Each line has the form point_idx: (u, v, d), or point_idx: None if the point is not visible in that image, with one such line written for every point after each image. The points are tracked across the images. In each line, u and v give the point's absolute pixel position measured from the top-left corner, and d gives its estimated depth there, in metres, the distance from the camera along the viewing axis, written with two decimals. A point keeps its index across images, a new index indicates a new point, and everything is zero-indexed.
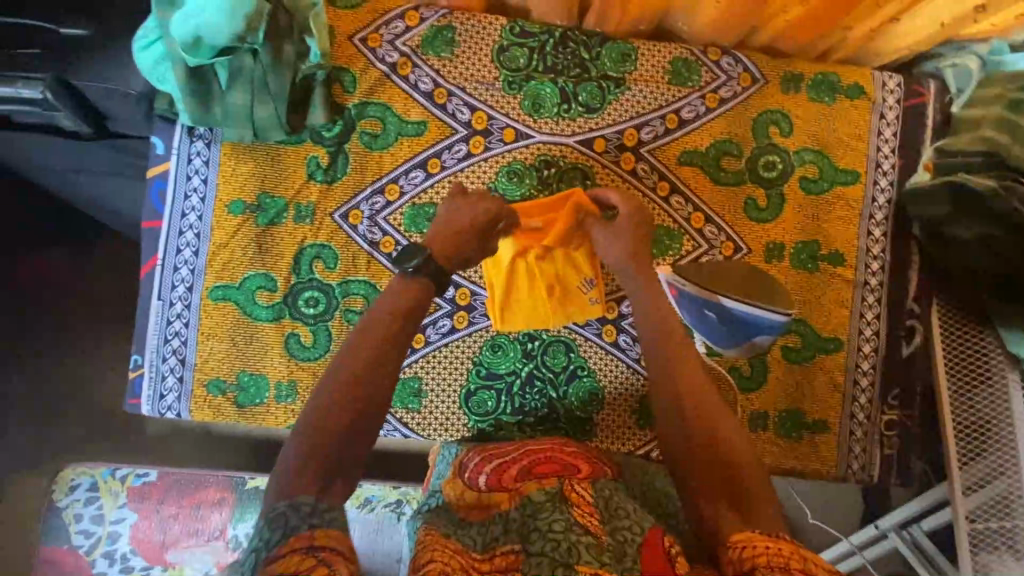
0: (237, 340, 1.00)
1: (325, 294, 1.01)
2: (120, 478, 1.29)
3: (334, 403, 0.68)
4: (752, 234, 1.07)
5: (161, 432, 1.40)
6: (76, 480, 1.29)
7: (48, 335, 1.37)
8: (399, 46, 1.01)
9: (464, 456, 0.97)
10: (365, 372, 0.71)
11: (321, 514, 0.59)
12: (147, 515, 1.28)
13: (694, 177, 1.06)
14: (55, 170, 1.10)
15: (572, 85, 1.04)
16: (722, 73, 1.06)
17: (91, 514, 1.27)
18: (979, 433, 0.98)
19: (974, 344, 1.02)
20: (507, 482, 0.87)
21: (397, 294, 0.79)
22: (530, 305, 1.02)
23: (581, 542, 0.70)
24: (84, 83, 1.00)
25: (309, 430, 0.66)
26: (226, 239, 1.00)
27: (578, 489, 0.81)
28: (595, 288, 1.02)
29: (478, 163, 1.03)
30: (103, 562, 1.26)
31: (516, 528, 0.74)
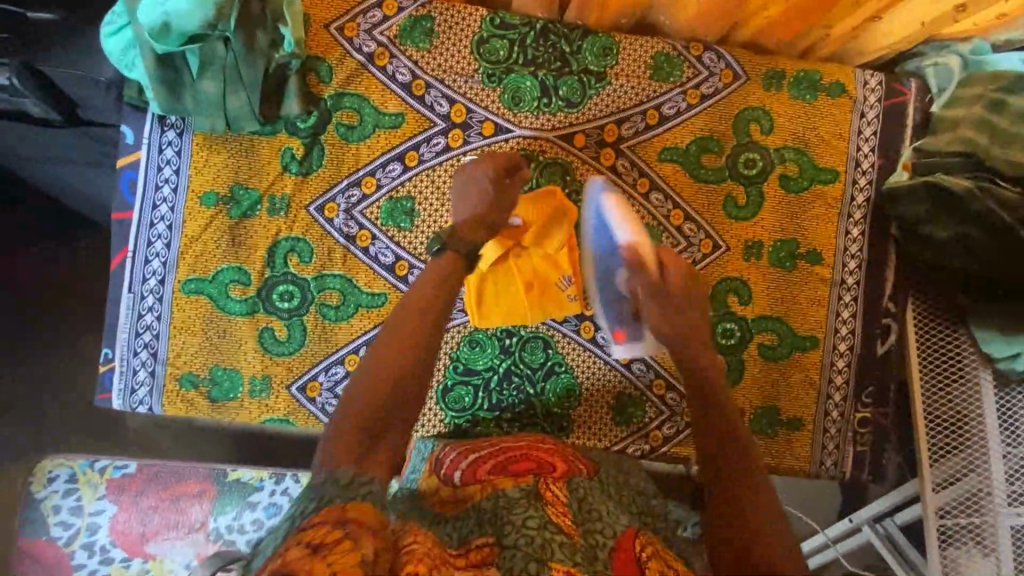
0: (210, 334, 0.99)
1: (300, 289, 1.00)
2: (99, 470, 1.28)
3: (381, 376, 0.73)
4: (731, 232, 1.07)
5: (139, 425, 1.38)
6: (54, 472, 1.27)
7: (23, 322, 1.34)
8: (376, 36, 0.99)
9: (440, 452, 0.96)
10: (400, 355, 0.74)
11: (358, 487, 0.61)
12: (128, 507, 1.27)
13: (674, 174, 1.05)
14: (24, 159, 1.07)
15: (552, 78, 1.02)
16: (704, 69, 1.05)
17: (70, 506, 1.25)
18: (951, 432, 1.00)
19: (948, 344, 1.04)
20: (482, 476, 0.87)
21: (433, 268, 0.83)
22: (508, 298, 1.01)
23: (555, 539, 0.70)
24: (53, 68, 0.98)
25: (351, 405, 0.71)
26: (199, 232, 0.98)
27: (554, 490, 0.81)
28: (574, 284, 1.03)
29: (457, 158, 1.02)
30: (83, 553, 1.25)
31: (490, 522, 0.75)
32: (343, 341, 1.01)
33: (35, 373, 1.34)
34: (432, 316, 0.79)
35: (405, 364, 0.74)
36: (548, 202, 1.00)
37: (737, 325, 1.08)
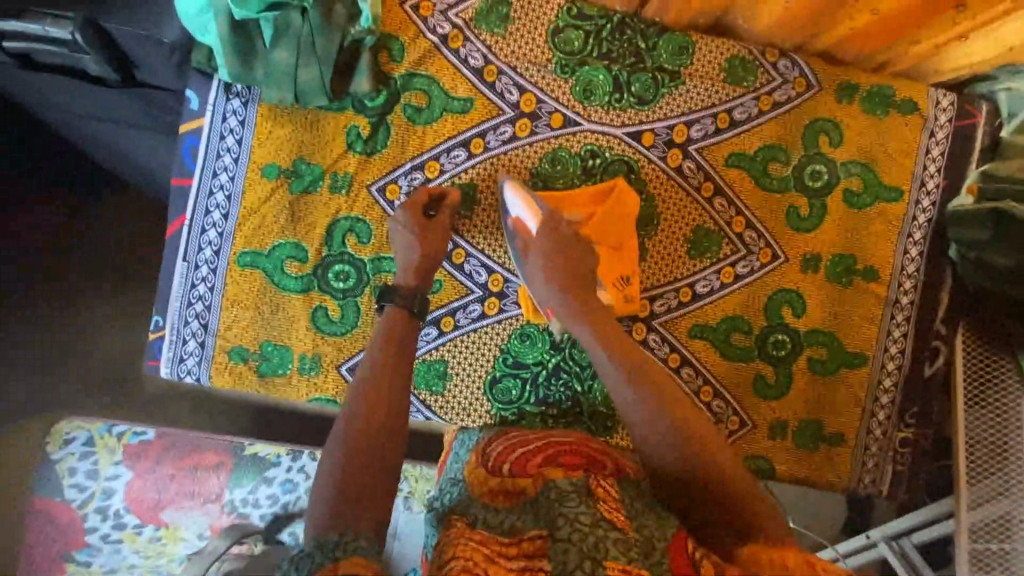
0: (263, 308, 0.97)
1: (356, 269, 0.99)
2: (116, 436, 1.27)
3: (355, 435, 0.71)
4: (790, 243, 1.06)
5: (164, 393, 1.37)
6: (72, 434, 1.26)
7: (55, 280, 1.34)
8: (451, 17, 0.97)
9: (487, 443, 0.96)
10: (375, 403, 0.75)
11: (347, 544, 0.59)
12: (143, 473, 1.26)
13: (738, 180, 1.04)
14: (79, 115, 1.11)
15: (626, 74, 1.00)
16: (779, 75, 1.03)
17: (85, 469, 1.25)
18: (994, 458, 0.99)
19: (995, 371, 1.02)
20: (531, 470, 0.86)
21: (396, 329, 0.85)
22: None
23: (608, 536, 0.67)
24: (114, 26, 0.95)
25: (333, 467, 0.69)
26: (258, 205, 0.96)
27: (603, 485, 0.79)
28: (629, 284, 1.01)
29: (523, 148, 1.00)
30: (95, 517, 1.24)
31: (542, 517, 0.72)
32: None
33: (71, 330, 1.34)
34: (397, 367, 0.80)
35: (372, 426, 0.73)
36: (605, 192, 1.00)
37: (788, 336, 1.07)
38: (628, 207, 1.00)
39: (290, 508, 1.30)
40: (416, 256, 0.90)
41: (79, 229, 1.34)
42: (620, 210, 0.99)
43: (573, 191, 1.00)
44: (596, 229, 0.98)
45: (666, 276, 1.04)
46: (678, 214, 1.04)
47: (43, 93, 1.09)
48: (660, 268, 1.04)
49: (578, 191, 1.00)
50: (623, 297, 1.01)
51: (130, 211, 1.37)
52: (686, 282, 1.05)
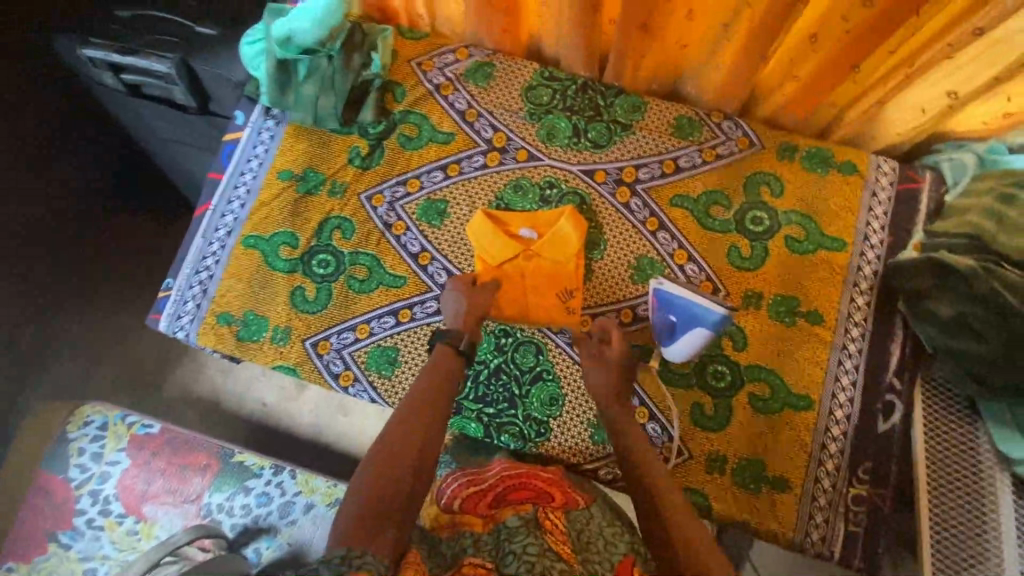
0: (254, 283, 1.15)
1: (336, 259, 1.16)
2: (127, 424, 1.44)
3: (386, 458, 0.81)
4: (733, 280, 1.12)
5: (178, 396, 1.77)
6: (91, 417, 1.44)
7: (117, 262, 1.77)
8: (446, 72, 1.22)
9: (442, 481, 0.95)
10: (410, 434, 0.85)
11: (353, 559, 0.63)
12: (139, 464, 1.40)
13: (683, 219, 1.15)
14: (168, 135, 1.58)
15: (584, 123, 1.19)
16: (722, 134, 1.18)
17: (92, 451, 1.40)
18: (964, 543, 0.96)
19: (962, 437, 1.02)
20: (482, 509, 0.86)
21: (437, 362, 0.97)
22: (516, 294, 1.11)
23: (555, 566, 0.72)
24: (200, 66, 1.31)
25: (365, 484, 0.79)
26: (269, 199, 1.18)
27: (553, 519, 0.84)
28: (574, 299, 1.11)
29: (491, 175, 1.18)
30: (87, 499, 1.37)
31: (490, 549, 0.77)
32: (360, 311, 1.14)
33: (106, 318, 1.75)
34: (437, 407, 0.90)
35: (409, 452, 0.83)
36: (566, 216, 1.12)
37: (727, 368, 1.09)
38: (577, 233, 1.12)
39: (259, 522, 1.37)
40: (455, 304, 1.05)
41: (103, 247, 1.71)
42: (562, 242, 1.11)
43: (532, 215, 1.14)
44: (550, 245, 1.11)
45: (607, 297, 1.13)
46: (623, 242, 1.14)
47: (145, 117, 1.52)
48: (602, 289, 1.13)
49: (538, 213, 1.14)
50: (566, 309, 1.11)
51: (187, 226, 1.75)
52: (626, 305, 1.12)
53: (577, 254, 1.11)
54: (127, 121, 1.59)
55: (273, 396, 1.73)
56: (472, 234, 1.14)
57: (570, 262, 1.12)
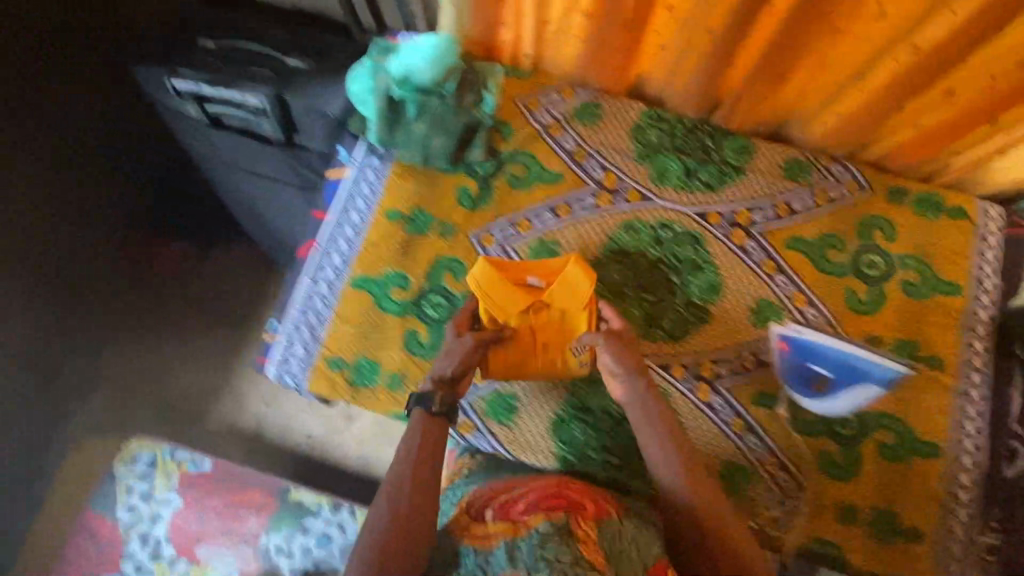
0: (366, 326, 1.12)
1: (448, 301, 1.14)
2: (177, 461, 1.36)
3: (399, 487, 0.90)
4: (852, 325, 1.13)
5: (217, 429, 1.66)
6: (139, 454, 1.36)
7: (167, 285, 1.70)
8: (552, 112, 1.21)
9: (471, 494, 0.95)
10: (419, 460, 0.92)
11: None
12: (191, 504, 1.33)
13: (800, 262, 1.15)
14: (229, 164, 1.46)
15: (696, 165, 1.18)
16: (832, 177, 1.18)
17: (141, 491, 1.33)
18: None
19: None
20: (514, 516, 0.86)
21: (416, 429, 0.95)
22: (521, 350, 1.07)
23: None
24: (295, 100, 1.27)
25: (380, 513, 0.88)
26: (379, 239, 1.16)
27: (585, 527, 0.84)
28: (587, 352, 1.06)
29: (603, 216, 1.17)
30: (137, 542, 1.30)
31: (525, 558, 0.79)
32: None
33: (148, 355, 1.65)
34: (438, 426, 0.96)
35: (411, 539, 0.86)
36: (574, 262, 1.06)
37: (855, 416, 1.08)
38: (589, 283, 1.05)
39: (320, 565, 1.29)
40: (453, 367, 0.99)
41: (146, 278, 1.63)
42: (570, 293, 1.05)
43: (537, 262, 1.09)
44: (557, 294, 1.06)
45: (728, 341, 1.11)
46: (740, 286, 1.13)
47: (219, 146, 1.44)
48: (722, 333, 1.12)
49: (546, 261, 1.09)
50: (580, 362, 1.06)
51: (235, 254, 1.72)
52: (747, 349, 1.11)
53: (588, 304, 1.05)
54: (194, 148, 1.52)
55: (322, 429, 1.66)
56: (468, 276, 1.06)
57: (578, 315, 1.06)
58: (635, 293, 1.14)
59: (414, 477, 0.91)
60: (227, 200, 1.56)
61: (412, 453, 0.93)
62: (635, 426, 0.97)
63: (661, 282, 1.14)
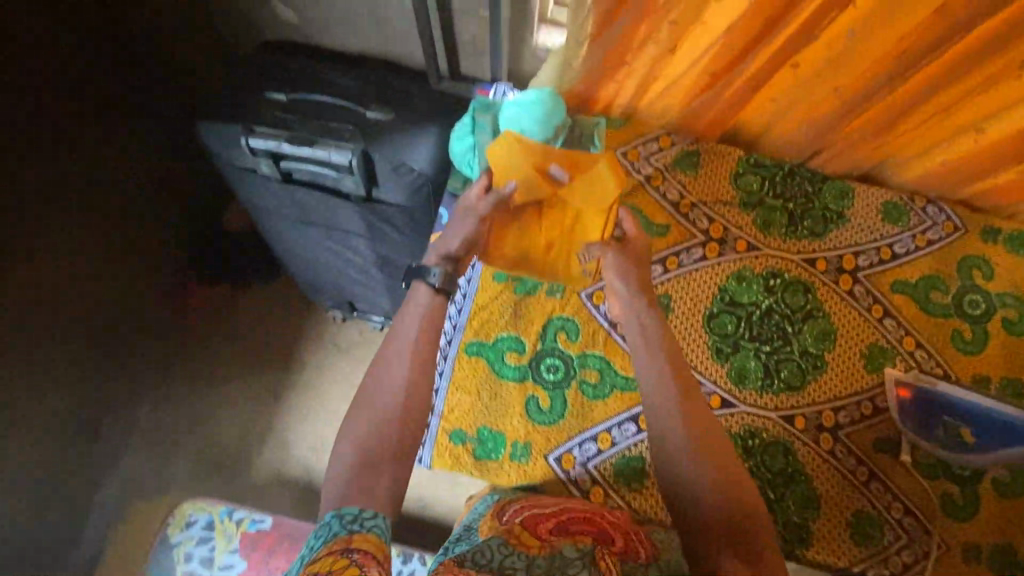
0: (484, 395, 1.08)
1: (565, 364, 1.10)
2: (235, 521, 1.28)
3: (388, 401, 0.89)
4: (961, 365, 1.14)
5: (269, 479, 1.75)
6: (194, 516, 1.29)
7: (242, 336, 1.85)
8: (652, 162, 1.20)
9: (502, 505, 0.95)
10: (417, 375, 0.91)
11: (363, 522, 0.75)
12: (256, 566, 1.25)
13: (906, 305, 1.16)
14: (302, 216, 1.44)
15: (799, 212, 1.19)
16: (928, 218, 1.20)
17: (201, 555, 1.25)
18: None
19: None
20: (542, 531, 0.84)
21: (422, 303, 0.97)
22: (527, 240, 1.06)
23: None
24: (381, 155, 1.21)
25: (370, 425, 0.87)
26: (489, 302, 1.12)
27: (608, 561, 0.77)
28: (592, 262, 1.07)
29: (712, 267, 1.16)
30: None
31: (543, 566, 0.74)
32: (599, 420, 1.08)
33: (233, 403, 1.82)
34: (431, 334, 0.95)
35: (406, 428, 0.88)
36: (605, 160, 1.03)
37: None
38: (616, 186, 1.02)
39: None
40: (460, 245, 1.00)
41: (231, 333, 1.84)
42: (592, 191, 1.02)
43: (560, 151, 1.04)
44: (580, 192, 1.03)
45: (846, 389, 1.12)
46: (851, 333, 1.14)
47: (284, 199, 1.39)
48: (839, 381, 1.12)
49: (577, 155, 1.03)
50: (580, 269, 1.09)
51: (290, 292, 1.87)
52: (865, 397, 1.12)
53: (608, 208, 1.02)
54: (253, 199, 1.45)
55: None
56: (489, 153, 1.01)
57: (598, 213, 1.03)
58: (752, 345, 1.13)
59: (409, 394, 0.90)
60: (285, 253, 1.65)
61: (409, 364, 0.92)
62: (637, 346, 0.97)
63: (776, 332, 1.14)
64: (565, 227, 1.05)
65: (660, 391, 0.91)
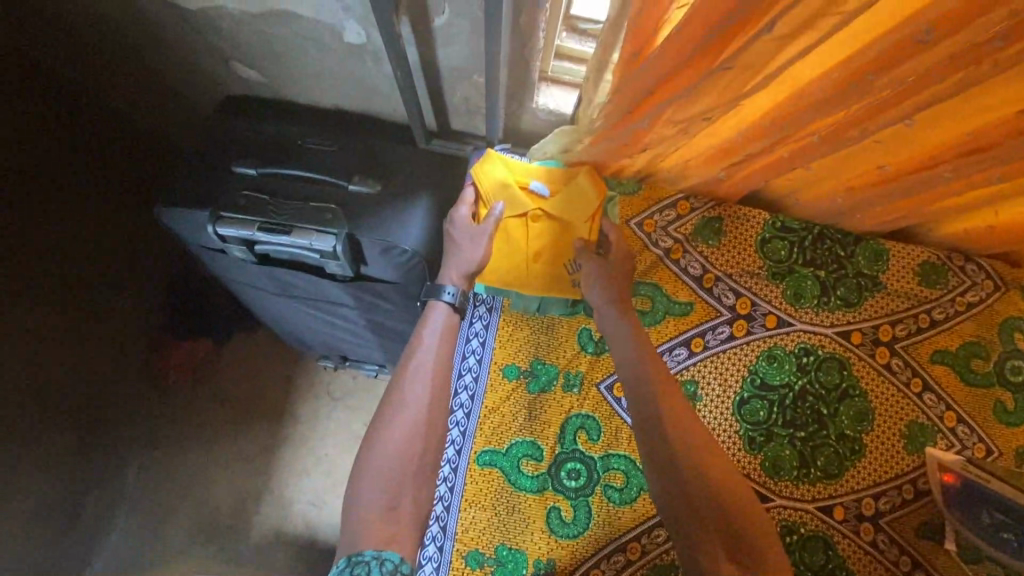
0: (499, 509, 0.99)
1: (588, 468, 1.01)
2: None
3: (413, 421, 0.85)
4: (1004, 438, 1.07)
5: (262, 544, 1.57)
6: None
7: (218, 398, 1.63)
8: (671, 233, 1.08)
9: None
10: (440, 395, 0.89)
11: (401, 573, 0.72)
12: None
13: (945, 376, 1.08)
14: (279, 291, 1.27)
15: (831, 280, 1.09)
16: (968, 278, 1.11)
17: None
18: None
19: None
20: None
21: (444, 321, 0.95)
22: (513, 255, 1.02)
23: None
24: (367, 238, 1.04)
25: (397, 448, 0.83)
26: (498, 404, 1.03)
27: None
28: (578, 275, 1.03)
29: (740, 347, 1.07)
30: None
31: None
32: (627, 528, 0.99)
33: (212, 467, 1.60)
34: (450, 346, 0.93)
35: (434, 442, 0.86)
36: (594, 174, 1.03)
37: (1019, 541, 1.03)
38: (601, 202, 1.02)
39: None
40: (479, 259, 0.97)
41: (209, 394, 1.63)
42: (580, 200, 1.01)
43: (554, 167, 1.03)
44: (566, 204, 1.01)
45: (886, 473, 1.05)
46: (890, 410, 1.07)
47: (262, 277, 1.22)
48: (879, 464, 1.05)
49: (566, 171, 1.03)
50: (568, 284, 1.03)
51: (275, 349, 1.68)
52: (906, 480, 1.05)
53: (591, 220, 1.02)
54: (227, 274, 1.29)
55: None
56: (479, 171, 1.01)
57: (586, 224, 1.02)
58: (785, 431, 1.05)
59: (433, 418, 0.87)
60: (268, 319, 1.49)
61: (433, 383, 0.89)
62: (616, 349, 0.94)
63: (812, 415, 1.05)
64: (564, 225, 1.03)
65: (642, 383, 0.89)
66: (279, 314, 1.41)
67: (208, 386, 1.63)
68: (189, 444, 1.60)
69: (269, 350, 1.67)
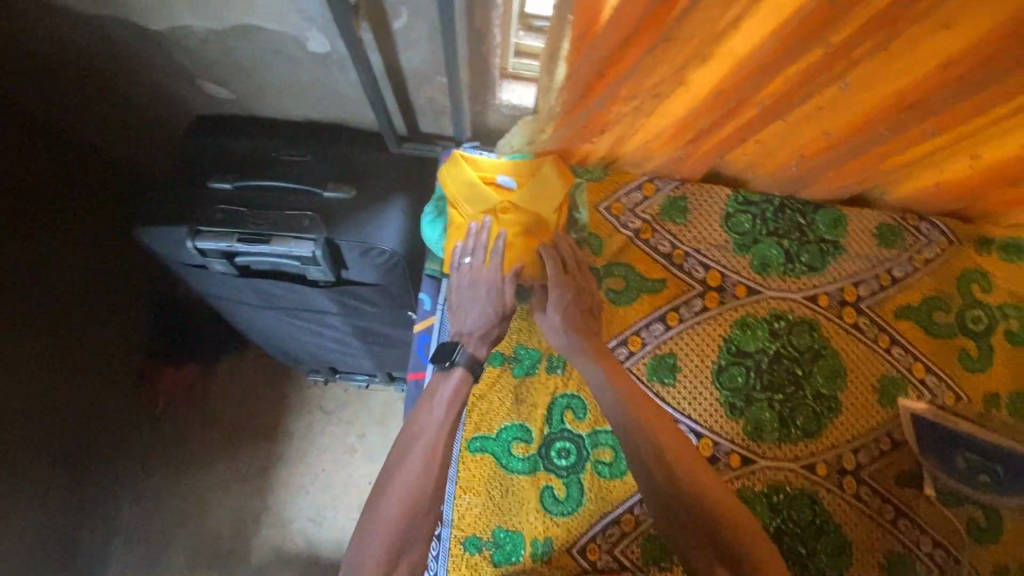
0: (494, 493, 1.02)
1: (577, 446, 1.04)
2: None
3: (418, 472, 0.91)
4: (971, 385, 1.12)
5: (264, 560, 1.56)
6: None
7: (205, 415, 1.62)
8: (639, 214, 1.13)
9: None
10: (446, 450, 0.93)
11: None
12: None
13: (911, 331, 1.13)
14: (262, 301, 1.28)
15: (795, 247, 1.14)
16: (923, 236, 1.16)
17: None
18: None
19: None
20: None
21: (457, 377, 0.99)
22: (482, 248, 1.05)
23: None
24: (346, 241, 1.07)
25: (400, 495, 0.89)
26: (485, 391, 1.06)
27: None
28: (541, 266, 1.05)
29: (714, 318, 1.11)
30: None
31: None
32: (618, 499, 1.02)
33: (204, 486, 1.59)
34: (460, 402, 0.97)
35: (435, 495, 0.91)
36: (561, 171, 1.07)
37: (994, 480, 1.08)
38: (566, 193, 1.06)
39: None
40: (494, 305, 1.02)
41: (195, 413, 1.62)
42: (546, 187, 1.05)
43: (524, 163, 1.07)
44: (533, 195, 1.05)
45: (863, 428, 1.09)
46: (862, 367, 1.11)
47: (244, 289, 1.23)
48: (856, 420, 1.09)
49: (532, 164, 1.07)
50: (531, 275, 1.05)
51: (262, 364, 1.68)
52: (883, 433, 1.09)
53: (558, 207, 1.06)
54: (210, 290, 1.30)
55: None
56: (451, 175, 1.06)
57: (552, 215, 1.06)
58: (764, 395, 1.09)
59: (438, 472, 0.92)
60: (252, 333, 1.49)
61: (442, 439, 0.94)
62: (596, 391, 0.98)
63: (788, 380, 1.09)
64: (532, 219, 1.05)
65: (616, 417, 0.94)
66: (263, 326, 1.42)
67: (195, 407, 1.62)
68: (179, 464, 1.59)
69: (255, 365, 1.68)
